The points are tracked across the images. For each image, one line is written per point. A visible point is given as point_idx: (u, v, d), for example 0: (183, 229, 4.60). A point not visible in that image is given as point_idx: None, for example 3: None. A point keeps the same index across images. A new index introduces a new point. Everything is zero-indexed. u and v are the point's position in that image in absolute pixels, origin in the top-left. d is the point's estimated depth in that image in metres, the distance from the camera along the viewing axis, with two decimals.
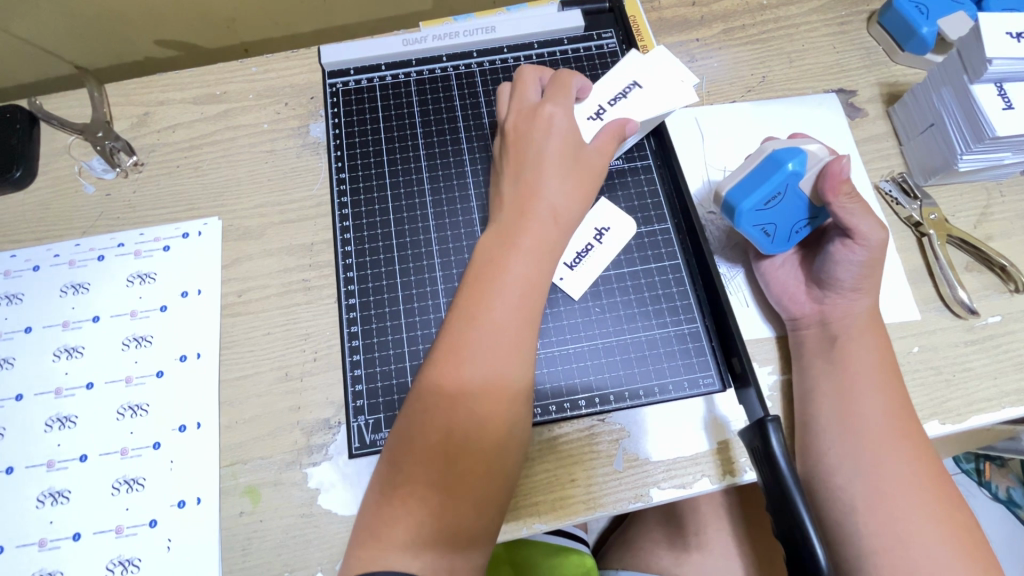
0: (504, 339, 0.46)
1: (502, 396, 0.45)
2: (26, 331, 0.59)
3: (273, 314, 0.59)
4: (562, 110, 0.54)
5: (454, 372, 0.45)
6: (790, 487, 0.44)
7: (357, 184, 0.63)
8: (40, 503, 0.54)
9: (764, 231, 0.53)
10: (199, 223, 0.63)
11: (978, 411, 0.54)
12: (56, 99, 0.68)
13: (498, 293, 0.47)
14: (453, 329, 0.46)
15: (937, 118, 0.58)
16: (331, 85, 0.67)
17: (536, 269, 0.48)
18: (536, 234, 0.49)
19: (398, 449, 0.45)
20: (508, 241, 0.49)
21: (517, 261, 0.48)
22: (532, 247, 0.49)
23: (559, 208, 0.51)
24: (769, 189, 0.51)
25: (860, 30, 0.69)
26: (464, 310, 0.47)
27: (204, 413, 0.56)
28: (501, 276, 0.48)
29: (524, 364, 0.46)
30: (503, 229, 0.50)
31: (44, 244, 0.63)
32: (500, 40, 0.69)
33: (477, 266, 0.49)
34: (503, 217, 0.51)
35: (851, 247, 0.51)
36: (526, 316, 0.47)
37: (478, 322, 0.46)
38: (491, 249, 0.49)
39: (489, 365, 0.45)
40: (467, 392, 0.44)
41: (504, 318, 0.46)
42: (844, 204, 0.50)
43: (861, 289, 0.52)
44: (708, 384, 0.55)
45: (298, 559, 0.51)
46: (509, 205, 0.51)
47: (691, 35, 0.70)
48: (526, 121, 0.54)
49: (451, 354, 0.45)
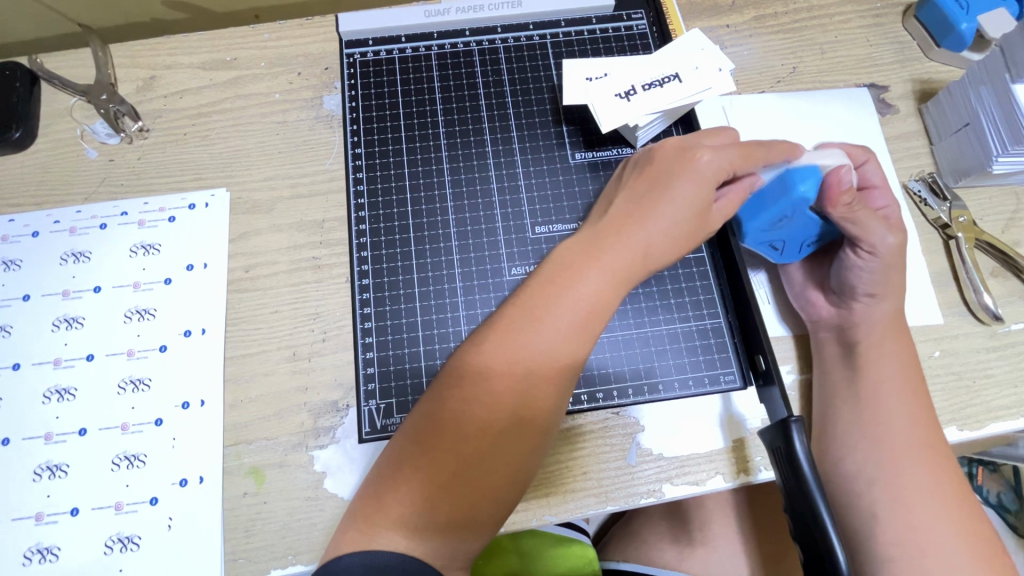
0: (562, 347, 0.43)
1: (546, 393, 0.43)
2: (24, 299, 0.57)
3: (283, 292, 0.57)
4: (719, 160, 0.47)
5: (504, 363, 0.42)
6: (812, 488, 0.43)
7: (373, 159, 0.61)
8: (37, 476, 0.52)
9: (774, 245, 0.54)
10: (206, 194, 0.61)
11: (997, 418, 0.53)
12: (59, 58, 0.65)
13: (566, 306, 0.43)
14: (510, 319, 0.43)
15: (973, 118, 0.57)
16: (348, 55, 0.65)
17: (609, 296, 0.44)
18: (621, 260, 0.45)
19: (424, 430, 0.42)
20: (591, 256, 0.45)
21: (593, 279, 0.44)
22: (611, 271, 0.44)
23: (655, 249, 0.45)
24: (774, 212, 0.50)
25: (896, 24, 0.67)
26: (528, 306, 0.43)
27: (207, 390, 0.54)
28: (573, 290, 0.43)
29: (570, 376, 0.43)
30: (589, 240, 0.46)
31: (43, 209, 0.60)
32: (526, 16, 0.66)
33: (549, 270, 0.45)
34: (597, 228, 0.46)
35: (861, 254, 0.51)
36: (585, 335, 0.43)
37: (540, 323, 0.43)
38: (573, 257, 0.45)
39: (546, 356, 0.42)
40: (511, 385, 0.42)
41: (567, 329, 0.43)
42: (845, 215, 0.49)
43: (878, 294, 0.51)
44: (729, 380, 0.54)
45: (303, 542, 0.50)
46: (609, 225, 0.46)
47: (722, 21, 0.68)
48: (676, 156, 0.48)
49: (507, 342, 0.42)
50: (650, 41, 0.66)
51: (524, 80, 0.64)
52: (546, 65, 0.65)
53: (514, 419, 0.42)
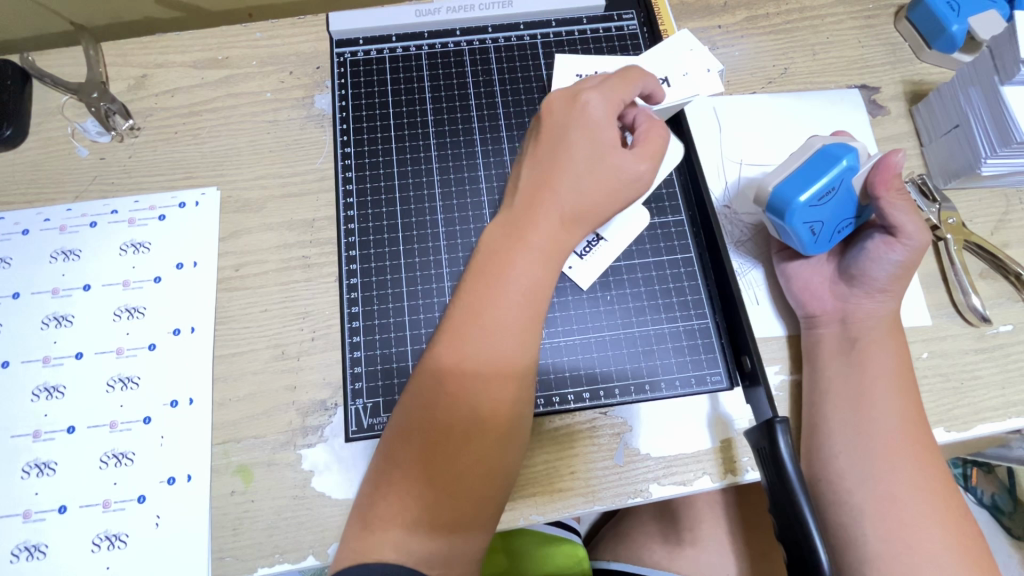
0: (508, 331, 0.43)
1: (504, 388, 0.42)
2: (14, 297, 0.57)
3: (272, 291, 0.57)
4: (604, 103, 0.49)
5: (453, 366, 0.42)
6: (796, 489, 0.44)
7: (363, 159, 0.61)
8: (25, 473, 0.52)
9: (811, 229, 0.51)
10: (196, 193, 0.61)
11: (984, 420, 0.53)
12: (51, 56, 0.65)
13: (501, 294, 0.43)
14: (453, 323, 0.44)
15: (963, 120, 0.57)
16: (338, 54, 0.65)
17: (541, 270, 0.45)
18: (546, 233, 0.45)
19: (394, 441, 0.43)
20: (516, 238, 0.45)
21: (523, 261, 0.44)
22: (540, 249, 0.45)
23: (574, 207, 0.46)
24: (825, 182, 0.49)
25: (888, 25, 0.67)
26: (464, 305, 0.44)
27: (196, 389, 0.54)
28: (506, 274, 0.44)
29: (522, 366, 0.43)
30: (510, 223, 0.46)
31: (33, 207, 0.60)
32: (517, 16, 0.66)
33: (480, 262, 0.45)
34: (514, 208, 0.47)
35: (892, 244, 0.51)
36: (530, 317, 0.44)
37: (481, 320, 0.43)
38: (498, 244, 0.45)
39: (494, 352, 0.43)
40: (464, 388, 0.42)
41: (507, 318, 0.43)
42: (894, 199, 0.50)
43: (890, 291, 0.52)
44: (715, 381, 0.55)
45: (290, 541, 0.50)
46: (522, 198, 0.47)
47: (714, 21, 0.68)
48: (563, 109, 0.49)
49: (451, 345, 0.43)
50: (640, 41, 0.66)
51: (514, 80, 0.64)
52: (536, 65, 0.65)
53: (474, 418, 0.42)
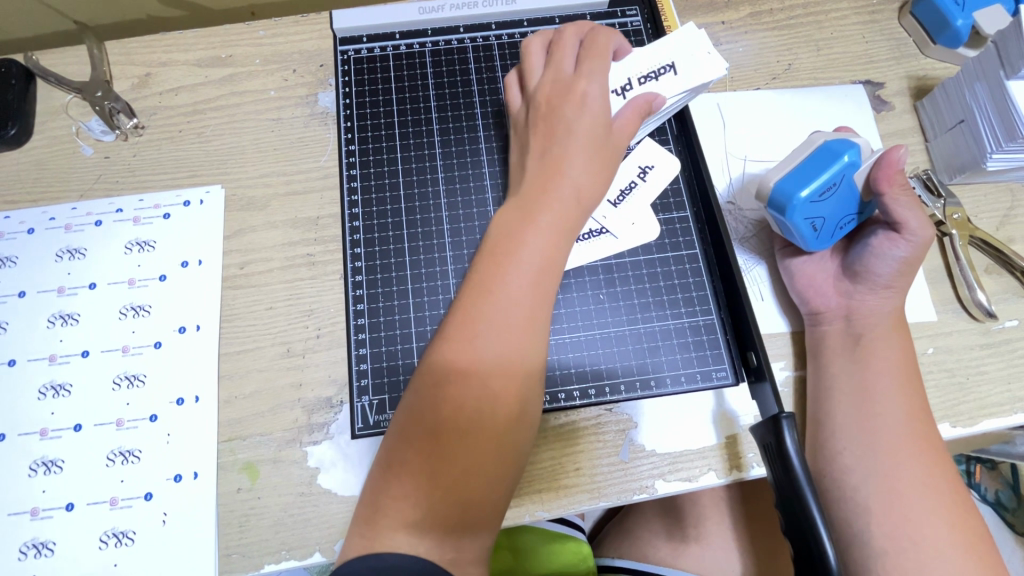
0: (518, 311, 0.44)
1: (515, 370, 0.43)
2: (20, 295, 0.57)
3: (277, 288, 0.58)
4: (599, 87, 0.52)
5: (466, 350, 0.43)
6: (802, 484, 0.44)
7: (367, 157, 0.61)
8: (32, 471, 0.52)
9: (813, 225, 0.51)
10: (201, 191, 0.61)
11: (990, 415, 0.53)
12: (55, 55, 0.65)
13: (512, 273, 0.44)
14: (466, 306, 0.44)
15: (968, 115, 0.57)
16: (342, 52, 0.65)
17: (550, 247, 0.46)
18: (554, 211, 0.47)
19: (407, 424, 0.43)
20: (526, 217, 0.46)
21: (532, 239, 0.45)
22: (549, 227, 0.46)
23: (580, 187, 0.48)
24: (827, 178, 0.49)
25: (892, 21, 0.67)
26: (475, 286, 0.44)
27: (202, 386, 0.54)
28: (517, 252, 0.45)
29: (533, 348, 0.44)
30: (519, 203, 0.47)
31: (39, 206, 0.61)
32: (520, 13, 0.66)
33: (491, 242, 0.46)
34: (522, 190, 0.48)
35: (895, 240, 0.51)
36: (540, 296, 0.45)
37: (492, 299, 0.44)
38: (507, 224, 0.47)
39: (506, 333, 0.43)
40: (477, 371, 0.42)
41: (518, 296, 0.44)
42: (897, 195, 0.49)
43: (894, 287, 0.52)
44: (721, 377, 0.54)
45: (296, 538, 0.50)
46: (530, 180, 0.48)
47: (717, 17, 0.67)
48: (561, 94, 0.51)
49: (461, 329, 0.43)
50: (644, 37, 0.66)
51: None
52: None
53: (487, 399, 0.42)
